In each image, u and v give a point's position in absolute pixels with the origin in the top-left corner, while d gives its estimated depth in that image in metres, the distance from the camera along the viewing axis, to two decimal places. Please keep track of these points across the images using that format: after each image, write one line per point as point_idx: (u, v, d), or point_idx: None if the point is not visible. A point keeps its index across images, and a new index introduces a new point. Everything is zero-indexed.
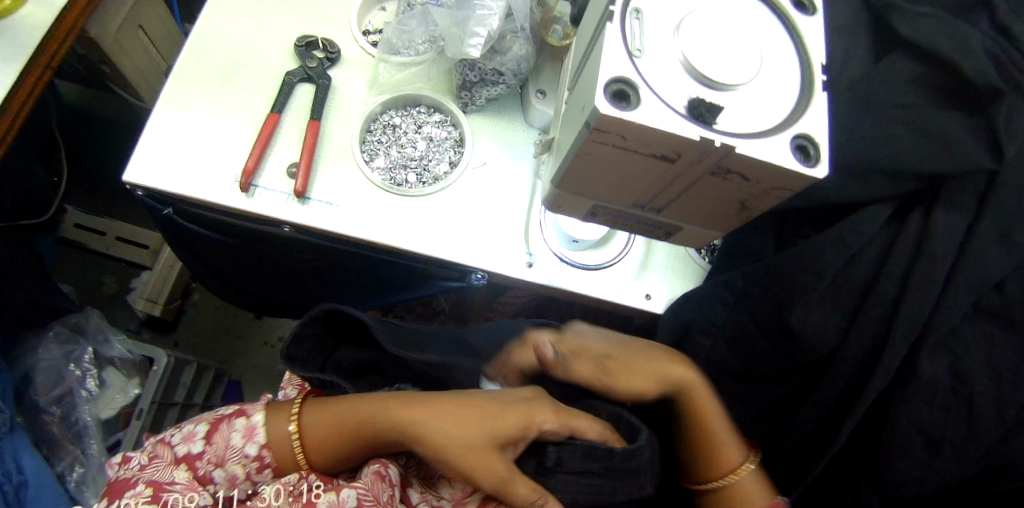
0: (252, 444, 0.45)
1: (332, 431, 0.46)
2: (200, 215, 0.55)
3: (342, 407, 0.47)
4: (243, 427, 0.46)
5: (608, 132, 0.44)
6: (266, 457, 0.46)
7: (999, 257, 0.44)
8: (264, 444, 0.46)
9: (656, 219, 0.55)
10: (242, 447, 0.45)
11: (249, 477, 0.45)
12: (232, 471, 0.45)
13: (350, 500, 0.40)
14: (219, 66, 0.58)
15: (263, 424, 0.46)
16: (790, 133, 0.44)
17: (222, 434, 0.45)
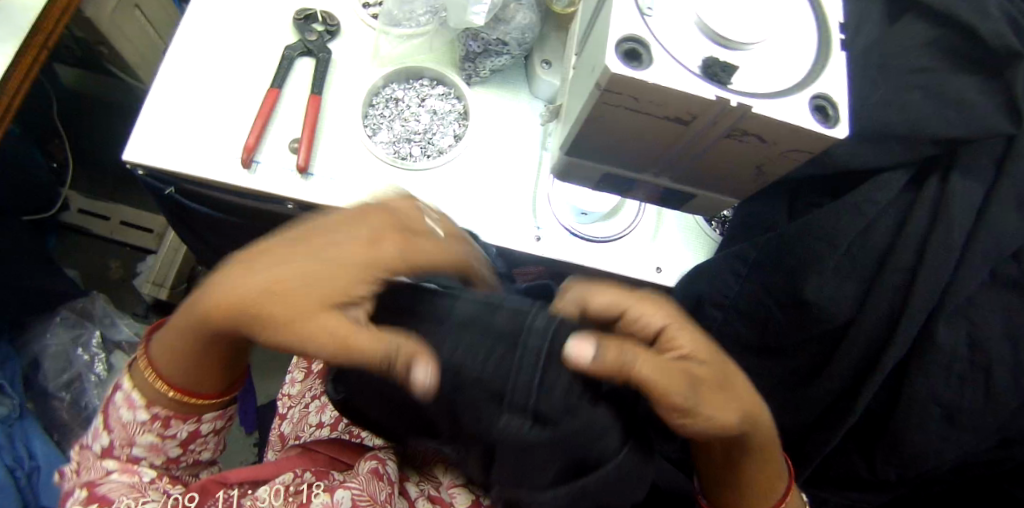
0: (139, 411, 0.41)
1: (177, 356, 0.40)
2: (201, 192, 0.58)
3: (181, 324, 0.39)
4: (124, 402, 0.42)
5: (618, 93, 0.34)
6: (164, 413, 0.42)
7: (1017, 221, 0.50)
8: (147, 403, 0.41)
9: (666, 187, 0.43)
10: (131, 417, 0.41)
11: (163, 438, 0.43)
12: (147, 443, 0.42)
13: (346, 502, 0.42)
14: (221, 40, 0.60)
15: (134, 388, 0.42)
16: (807, 92, 0.35)
17: (116, 417, 0.42)
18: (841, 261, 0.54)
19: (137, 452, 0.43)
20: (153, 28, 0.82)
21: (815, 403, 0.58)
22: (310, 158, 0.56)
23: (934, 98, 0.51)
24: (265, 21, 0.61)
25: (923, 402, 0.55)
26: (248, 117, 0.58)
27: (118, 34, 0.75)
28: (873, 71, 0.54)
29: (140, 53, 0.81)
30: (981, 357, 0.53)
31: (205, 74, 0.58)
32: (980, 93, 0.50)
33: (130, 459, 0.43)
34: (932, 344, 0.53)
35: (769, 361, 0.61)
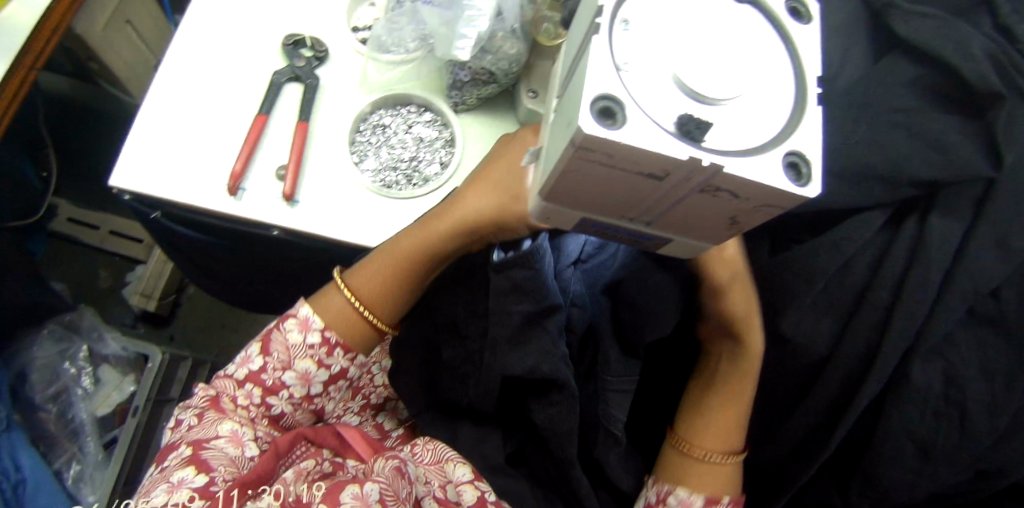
0: (311, 332, 0.55)
1: (389, 281, 0.54)
2: (188, 216, 0.58)
3: (384, 263, 0.54)
4: (296, 325, 0.55)
5: (593, 150, 0.34)
6: (333, 339, 0.55)
7: (998, 262, 0.50)
8: (322, 328, 0.55)
9: (644, 232, 0.43)
10: (303, 337, 0.55)
11: (319, 366, 0.56)
12: (303, 369, 0.55)
13: (372, 494, 0.44)
14: (209, 64, 0.60)
15: (314, 314, 0.56)
16: (780, 149, 0.35)
17: (279, 342, 0.55)
18: (819, 298, 0.55)
19: (288, 377, 0.55)
20: (143, 42, 0.82)
21: (792, 435, 0.59)
22: (296, 186, 0.57)
23: (914, 139, 0.51)
24: (254, 46, 0.61)
25: (898, 438, 0.56)
26: (235, 142, 0.58)
27: (108, 51, 0.76)
28: (855, 110, 0.54)
29: (131, 68, 0.82)
30: (956, 393, 0.53)
31: (193, 99, 0.58)
32: (961, 137, 0.50)
33: (274, 385, 0.55)
34: (907, 379, 0.54)
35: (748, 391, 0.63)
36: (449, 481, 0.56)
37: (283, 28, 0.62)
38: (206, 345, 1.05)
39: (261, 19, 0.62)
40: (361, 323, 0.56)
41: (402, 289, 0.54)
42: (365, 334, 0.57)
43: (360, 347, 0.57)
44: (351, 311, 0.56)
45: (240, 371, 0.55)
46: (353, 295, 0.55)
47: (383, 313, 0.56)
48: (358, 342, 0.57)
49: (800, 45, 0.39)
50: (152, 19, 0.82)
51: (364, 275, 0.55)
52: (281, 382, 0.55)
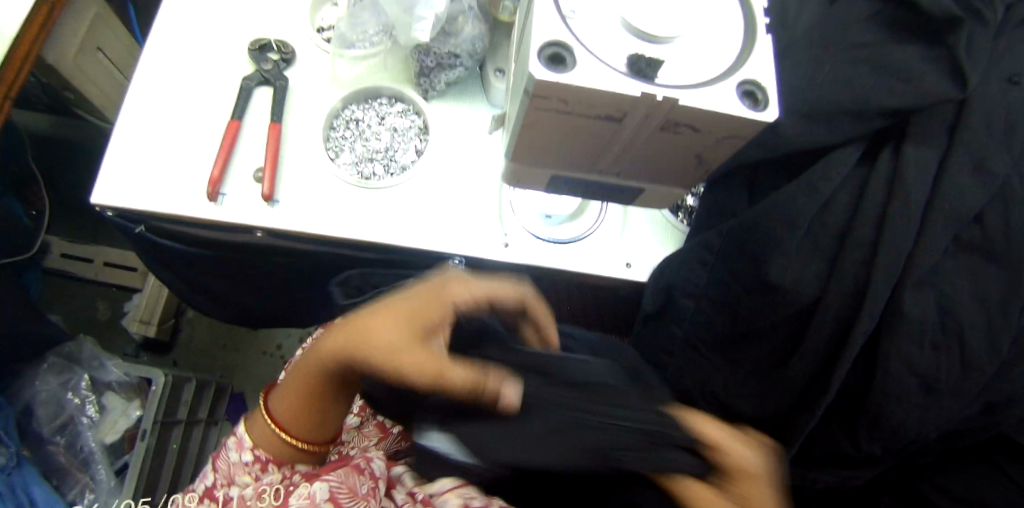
0: (244, 452, 0.52)
1: (296, 405, 0.51)
2: (171, 229, 0.58)
3: (293, 379, 0.51)
4: (233, 445, 0.53)
5: (548, 97, 0.34)
6: (263, 457, 0.52)
7: (976, 185, 0.50)
8: (254, 447, 0.52)
9: (615, 184, 0.43)
10: (238, 456, 0.52)
11: (257, 479, 0.52)
12: (242, 485, 0.52)
13: (320, 493, 0.44)
14: (179, 78, 0.60)
15: (249, 436, 0.53)
16: (733, 79, 0.36)
17: (233, 432, 0.54)
18: (804, 241, 0.55)
19: (232, 493, 0.51)
20: (118, 69, 0.84)
21: (795, 384, 0.58)
22: (275, 186, 0.57)
23: (878, 71, 0.52)
24: (222, 56, 0.62)
25: (900, 376, 0.55)
26: (212, 150, 0.59)
27: (84, 79, 0.77)
28: (816, 52, 0.55)
29: (106, 95, 0.84)
30: (954, 323, 0.53)
31: (166, 113, 0.59)
32: (924, 65, 0.51)
33: (235, 460, 0.53)
34: (902, 315, 0.53)
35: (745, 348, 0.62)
36: (434, 496, 0.45)
37: (248, 36, 0.63)
38: (209, 366, 1.06)
39: (226, 29, 0.63)
40: (292, 450, 0.53)
41: (307, 409, 0.51)
42: (292, 453, 0.53)
43: (298, 460, 0.54)
44: (270, 435, 0.52)
45: (196, 492, 0.52)
46: (272, 420, 0.52)
47: (311, 435, 0.53)
48: (290, 455, 0.53)
49: None
50: (126, 46, 0.84)
51: (281, 403, 0.52)
52: (225, 498, 0.50)
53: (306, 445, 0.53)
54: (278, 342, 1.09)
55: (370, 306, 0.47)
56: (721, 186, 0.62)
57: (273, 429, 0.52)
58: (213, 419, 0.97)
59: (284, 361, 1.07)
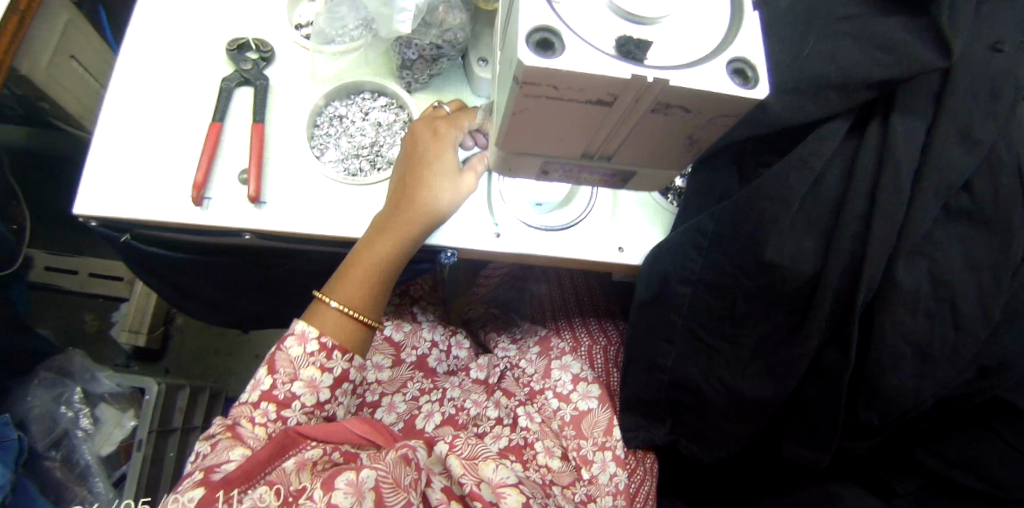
0: (310, 343, 0.55)
1: (367, 283, 0.56)
2: (157, 235, 0.57)
3: (357, 266, 0.55)
4: (295, 340, 0.55)
5: (538, 83, 0.34)
6: (331, 344, 0.55)
7: (963, 153, 0.50)
8: (322, 334, 0.55)
9: (606, 169, 0.43)
10: (304, 349, 0.54)
11: (323, 371, 0.55)
12: (309, 377, 0.55)
13: (370, 481, 0.47)
14: (156, 81, 0.59)
15: (312, 329, 0.55)
16: (722, 58, 0.36)
17: (283, 360, 0.55)
18: (795, 217, 0.55)
19: (297, 388, 0.54)
20: (92, 75, 0.82)
21: (793, 360, 0.59)
22: (261, 187, 0.56)
23: (863, 44, 0.52)
24: (199, 56, 0.61)
25: (895, 346, 0.55)
26: (194, 154, 0.57)
27: (57, 87, 0.75)
28: (801, 27, 0.55)
29: (82, 103, 0.82)
30: (946, 291, 0.53)
31: (145, 117, 0.58)
32: (908, 35, 0.51)
33: (287, 398, 0.54)
34: (894, 285, 0.53)
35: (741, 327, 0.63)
36: (483, 480, 0.57)
37: (226, 35, 0.62)
38: (203, 372, 1.05)
39: (203, 29, 0.62)
40: (356, 326, 0.57)
41: (380, 288, 0.57)
42: (360, 339, 0.57)
43: (356, 349, 0.57)
44: (347, 320, 0.56)
45: (253, 395, 0.54)
46: (341, 304, 0.56)
47: (375, 312, 0.57)
48: (353, 341, 0.57)
49: None
50: (99, 52, 0.82)
51: (348, 286, 0.55)
52: (291, 394, 0.54)
53: (369, 319, 0.57)
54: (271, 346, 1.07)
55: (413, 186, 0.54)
56: (710, 166, 0.62)
57: (343, 309, 0.56)
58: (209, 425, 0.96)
59: None
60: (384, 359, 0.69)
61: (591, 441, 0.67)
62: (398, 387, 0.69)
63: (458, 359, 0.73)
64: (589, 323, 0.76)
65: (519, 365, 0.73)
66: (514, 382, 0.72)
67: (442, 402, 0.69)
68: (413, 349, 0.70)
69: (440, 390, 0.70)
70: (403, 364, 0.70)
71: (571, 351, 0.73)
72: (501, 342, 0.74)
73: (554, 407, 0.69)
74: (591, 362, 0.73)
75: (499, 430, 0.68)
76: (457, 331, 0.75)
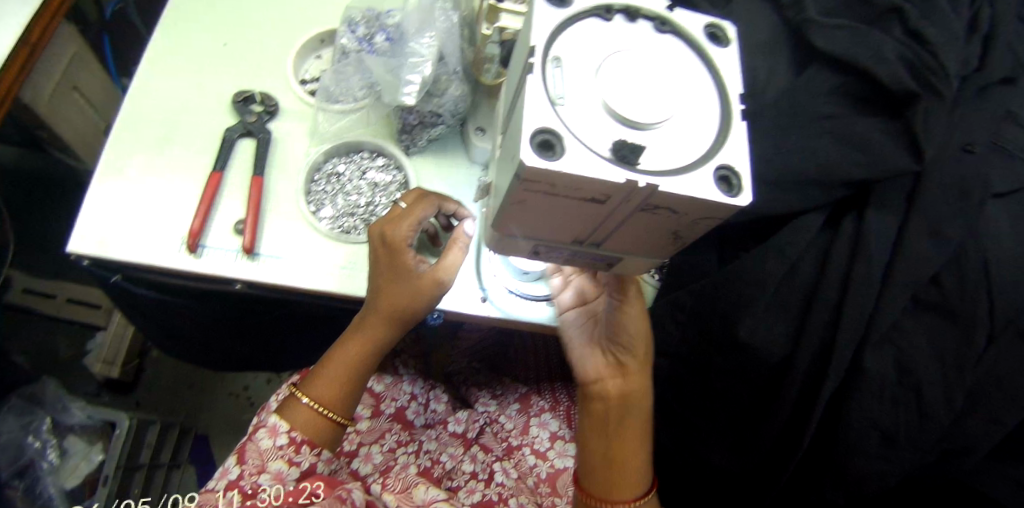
0: (280, 436, 0.54)
1: (340, 382, 0.56)
2: (150, 278, 0.57)
3: (333, 365, 0.56)
4: (266, 434, 0.54)
5: (536, 181, 0.36)
6: (299, 438, 0.54)
7: (931, 249, 0.53)
8: (290, 430, 0.54)
9: (596, 254, 0.45)
10: (274, 443, 0.54)
11: (291, 465, 0.54)
12: (277, 470, 0.53)
13: None
14: (162, 128, 0.61)
15: (283, 420, 0.55)
16: (709, 165, 0.38)
17: (253, 451, 0.54)
18: (771, 300, 0.58)
19: (264, 480, 0.52)
20: (92, 106, 0.83)
21: (765, 436, 0.60)
22: (256, 239, 0.57)
23: (841, 141, 0.55)
24: (207, 105, 0.62)
25: (861, 427, 0.57)
26: (192, 201, 0.58)
27: (58, 116, 0.76)
28: (786, 118, 0.58)
29: (80, 132, 0.82)
30: (911, 378, 0.54)
31: (147, 162, 0.59)
32: (882, 136, 0.55)
33: (254, 489, 0.52)
34: (861, 373, 0.55)
35: (713, 402, 0.65)
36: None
37: (233, 86, 0.64)
38: (174, 408, 1.03)
39: (212, 79, 0.64)
40: (327, 424, 0.56)
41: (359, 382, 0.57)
42: (330, 433, 0.56)
43: (325, 444, 0.56)
44: (318, 418, 0.55)
45: (221, 483, 0.52)
46: (315, 403, 0.55)
47: (347, 408, 0.57)
48: (323, 437, 0.56)
49: (719, 64, 0.42)
50: (101, 85, 0.84)
51: (322, 384, 0.56)
52: (258, 485, 0.52)
53: (340, 418, 0.56)
54: (245, 383, 1.07)
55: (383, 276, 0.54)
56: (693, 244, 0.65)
57: (314, 407, 0.55)
58: (178, 462, 0.94)
59: (252, 403, 1.06)
60: (364, 410, 0.66)
61: (565, 501, 0.66)
62: (376, 437, 0.65)
63: (436, 413, 0.71)
64: (569, 387, 0.75)
65: (498, 421, 0.72)
66: (493, 437, 0.71)
67: (419, 454, 0.66)
68: (393, 400, 0.67)
69: (417, 442, 0.67)
70: (382, 416, 0.67)
71: (550, 409, 0.72)
72: (481, 398, 0.73)
73: (530, 464, 0.68)
74: (570, 422, 0.72)
75: (473, 485, 0.66)
76: (437, 385, 0.73)
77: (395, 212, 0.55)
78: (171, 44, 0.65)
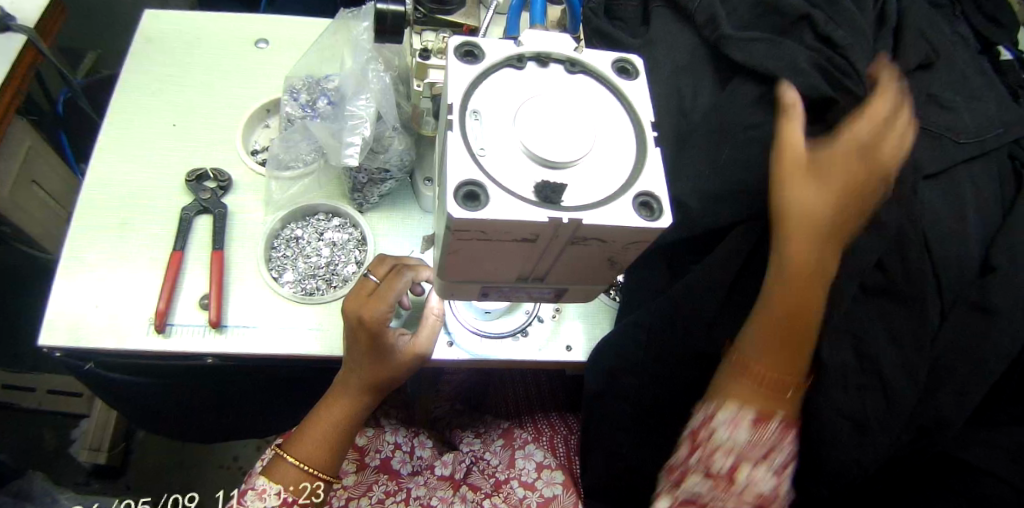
0: (270, 495, 0.56)
1: (325, 444, 0.58)
2: (122, 362, 0.58)
3: (317, 427, 0.58)
4: (255, 493, 0.56)
5: (467, 229, 0.38)
6: (288, 497, 0.56)
7: (868, 237, 0.55)
8: (279, 489, 0.56)
9: (542, 289, 0.47)
10: (263, 502, 0.56)
11: None
12: None
13: None
14: (121, 214, 0.62)
15: (272, 480, 0.57)
16: (628, 193, 0.40)
17: None
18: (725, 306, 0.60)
19: None
20: (54, 198, 0.85)
21: None
22: (222, 311, 0.58)
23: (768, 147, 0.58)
24: (164, 187, 0.64)
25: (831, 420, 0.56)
26: (156, 282, 0.60)
27: (19, 212, 0.78)
28: (715, 131, 0.61)
29: (42, 225, 0.83)
30: (871, 364, 0.55)
31: (110, 249, 0.60)
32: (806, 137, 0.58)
33: None
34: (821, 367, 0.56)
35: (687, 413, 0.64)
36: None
37: (187, 164, 0.66)
38: (163, 487, 1.02)
39: (166, 160, 0.66)
40: (315, 483, 0.58)
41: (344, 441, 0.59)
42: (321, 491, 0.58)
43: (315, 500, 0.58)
44: (306, 477, 0.57)
45: None
46: (301, 463, 0.57)
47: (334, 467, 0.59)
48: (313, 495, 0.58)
49: (630, 97, 0.45)
50: (61, 177, 0.86)
51: (307, 446, 0.58)
52: None
53: (328, 475, 0.58)
54: (234, 454, 1.05)
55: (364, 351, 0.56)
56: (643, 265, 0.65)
57: (301, 467, 0.57)
58: None
59: (244, 473, 1.04)
60: (349, 466, 0.68)
61: None
62: (364, 490, 0.67)
63: (422, 459, 0.72)
64: (552, 417, 0.78)
65: (484, 458, 0.73)
66: (480, 475, 0.71)
67: (408, 502, 0.66)
68: (376, 452, 0.70)
69: (405, 490, 0.67)
70: (368, 469, 0.69)
71: (534, 440, 0.74)
72: (465, 436, 0.75)
73: (519, 496, 0.68)
74: (554, 451, 0.74)
75: None
76: (420, 431, 0.75)
77: (367, 288, 0.56)
78: (122, 131, 0.67)
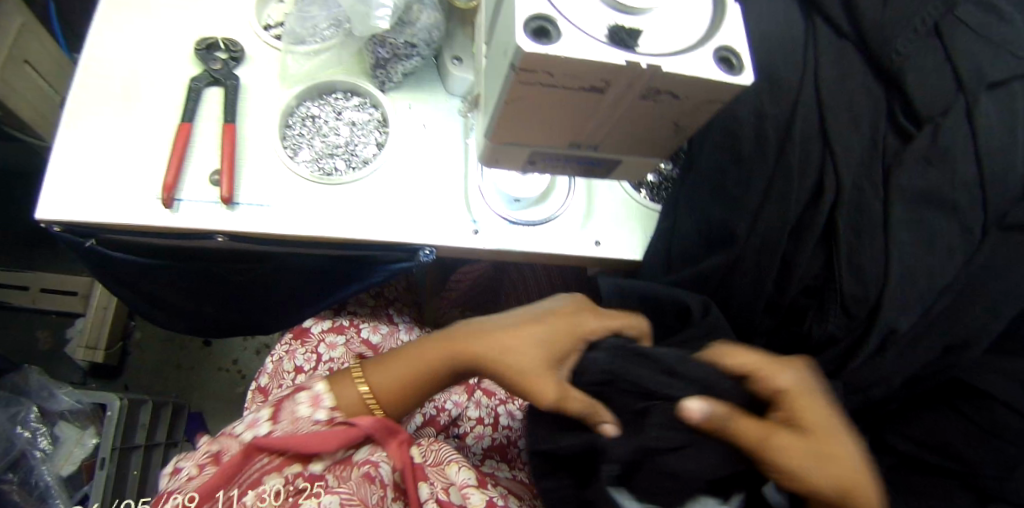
0: (321, 410, 0.49)
1: (402, 382, 0.51)
2: (124, 240, 0.53)
3: (405, 363, 0.52)
4: (307, 399, 0.50)
5: (534, 70, 0.34)
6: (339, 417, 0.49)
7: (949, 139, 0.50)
8: (331, 407, 0.49)
9: (592, 158, 0.44)
10: (311, 414, 0.48)
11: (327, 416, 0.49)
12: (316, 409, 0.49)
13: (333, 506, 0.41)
14: (122, 83, 0.57)
15: (328, 391, 0.50)
16: (704, 47, 0.36)
17: (288, 412, 0.49)
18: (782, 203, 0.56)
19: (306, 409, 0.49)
20: (47, 81, 0.80)
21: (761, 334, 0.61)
22: (235, 188, 0.54)
23: None
24: (167, 57, 0.59)
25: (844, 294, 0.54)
26: (164, 155, 0.55)
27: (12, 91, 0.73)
28: None
29: (36, 109, 0.79)
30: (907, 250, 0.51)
31: (115, 117, 0.56)
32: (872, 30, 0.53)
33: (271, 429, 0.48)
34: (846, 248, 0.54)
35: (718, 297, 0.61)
36: (450, 483, 0.48)
37: (194, 34, 0.60)
38: (164, 387, 1.03)
39: (169, 30, 0.60)
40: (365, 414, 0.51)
41: (408, 393, 0.52)
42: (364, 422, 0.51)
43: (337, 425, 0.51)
44: (360, 402, 0.51)
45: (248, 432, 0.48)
46: (369, 392, 0.51)
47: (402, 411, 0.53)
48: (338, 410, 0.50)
49: None
50: (52, 57, 0.80)
51: (383, 374, 0.52)
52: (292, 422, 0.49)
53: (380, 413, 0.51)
54: (234, 356, 1.06)
55: (510, 347, 0.47)
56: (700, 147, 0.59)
57: (364, 396, 0.51)
58: (174, 442, 0.94)
59: (242, 376, 1.05)
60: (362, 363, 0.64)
61: None
62: None
63: None
64: None
65: None
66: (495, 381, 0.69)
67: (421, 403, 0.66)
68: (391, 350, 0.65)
69: None
70: None
71: None
72: None
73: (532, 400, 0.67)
74: None
75: (480, 430, 0.66)
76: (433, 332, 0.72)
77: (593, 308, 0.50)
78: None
